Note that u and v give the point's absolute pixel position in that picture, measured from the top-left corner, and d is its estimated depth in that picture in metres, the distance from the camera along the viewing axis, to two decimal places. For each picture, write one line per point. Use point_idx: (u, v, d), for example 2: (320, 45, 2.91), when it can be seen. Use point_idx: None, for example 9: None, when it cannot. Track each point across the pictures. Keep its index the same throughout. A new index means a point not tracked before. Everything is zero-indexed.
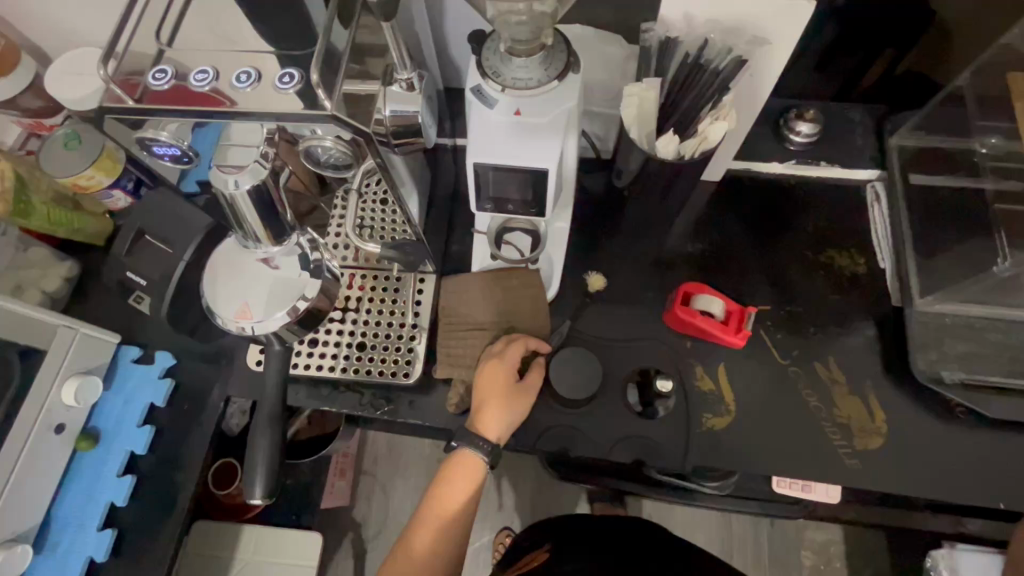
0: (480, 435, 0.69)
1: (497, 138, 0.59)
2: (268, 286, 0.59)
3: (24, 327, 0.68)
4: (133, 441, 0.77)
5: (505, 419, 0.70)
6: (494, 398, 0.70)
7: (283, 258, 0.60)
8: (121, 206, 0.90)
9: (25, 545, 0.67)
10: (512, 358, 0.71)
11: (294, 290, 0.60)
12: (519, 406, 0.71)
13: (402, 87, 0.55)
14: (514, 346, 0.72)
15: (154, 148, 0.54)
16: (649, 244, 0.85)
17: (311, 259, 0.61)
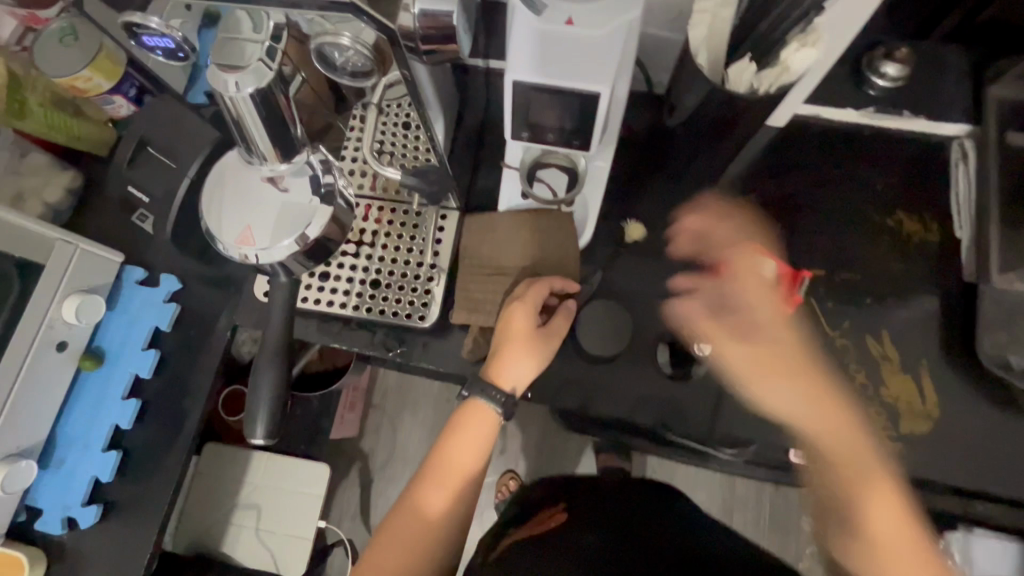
0: (494, 383, 0.64)
1: (543, 52, 0.50)
2: (275, 210, 0.53)
3: (22, 240, 0.65)
4: (138, 363, 0.74)
5: (522, 365, 0.64)
6: (512, 342, 0.64)
7: (291, 179, 0.53)
8: (124, 115, 0.83)
9: (29, 460, 0.66)
10: (533, 301, 0.65)
11: (302, 216, 0.53)
12: (539, 353, 0.65)
13: None
14: (536, 287, 0.65)
15: (143, 37, 0.46)
16: (697, 192, 0.76)
17: (323, 182, 0.54)
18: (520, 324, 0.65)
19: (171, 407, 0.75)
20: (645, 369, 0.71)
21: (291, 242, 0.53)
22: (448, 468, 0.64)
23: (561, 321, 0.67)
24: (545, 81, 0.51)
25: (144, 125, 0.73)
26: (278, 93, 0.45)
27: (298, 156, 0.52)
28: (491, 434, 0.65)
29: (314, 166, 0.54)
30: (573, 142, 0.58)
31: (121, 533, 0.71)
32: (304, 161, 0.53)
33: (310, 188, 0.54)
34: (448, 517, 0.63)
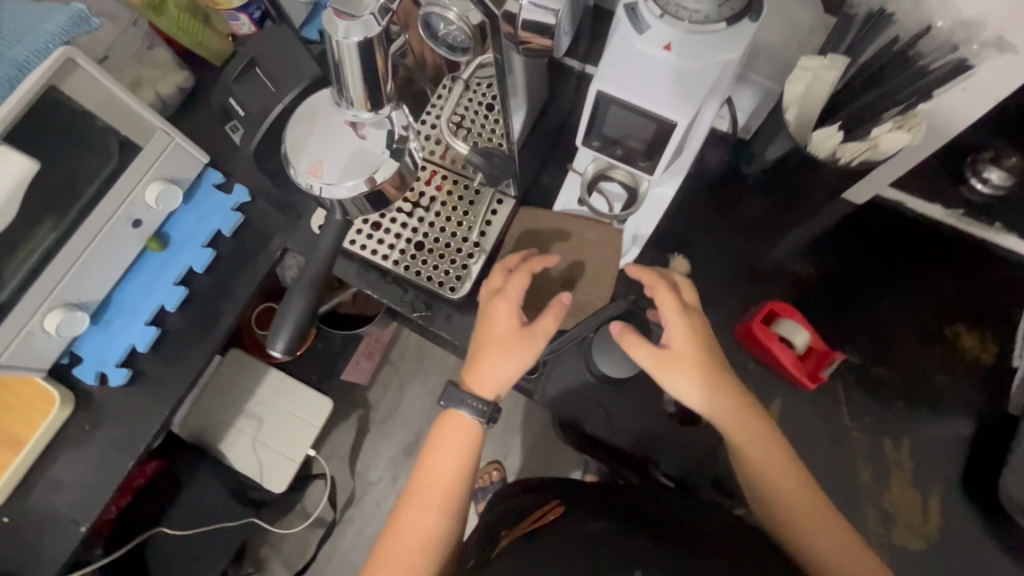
0: (473, 389, 0.64)
1: (632, 69, 0.51)
2: (349, 153, 0.57)
3: (131, 122, 0.70)
4: (195, 257, 0.81)
5: (501, 364, 0.63)
6: (492, 340, 0.64)
7: (370, 128, 0.57)
8: (243, 33, 0.90)
9: (83, 313, 0.74)
10: (514, 293, 0.65)
11: (371, 160, 0.57)
12: (520, 349, 0.63)
13: None
14: (517, 277, 0.65)
15: None
16: (752, 246, 0.75)
17: (397, 139, 0.58)
18: (503, 321, 0.65)
19: (213, 305, 0.82)
20: (651, 402, 0.74)
21: (357, 184, 0.57)
22: (430, 470, 0.65)
23: (551, 321, 0.64)
24: (628, 99, 0.51)
25: (258, 47, 0.79)
26: (379, 49, 0.48)
27: (382, 109, 0.55)
28: (473, 435, 0.65)
29: (392, 120, 0.57)
30: (641, 164, 0.59)
31: (141, 402, 0.77)
32: (387, 117, 0.57)
33: (384, 141, 0.57)
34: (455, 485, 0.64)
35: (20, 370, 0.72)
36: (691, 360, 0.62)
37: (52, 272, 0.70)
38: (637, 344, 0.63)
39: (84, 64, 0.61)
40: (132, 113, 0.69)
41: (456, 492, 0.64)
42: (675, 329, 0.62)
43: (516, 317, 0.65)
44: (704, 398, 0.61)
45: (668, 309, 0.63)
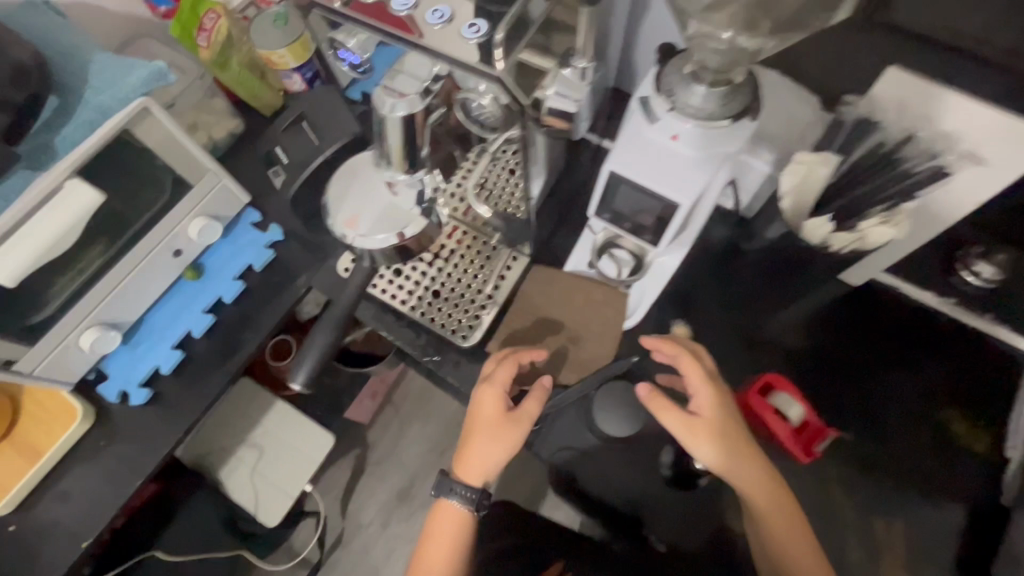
0: (461, 478, 0.68)
1: (643, 153, 0.57)
2: (383, 208, 0.65)
3: (188, 163, 0.77)
4: (225, 289, 0.86)
5: (484, 453, 0.67)
6: (480, 422, 0.68)
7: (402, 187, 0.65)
8: (294, 89, 0.99)
9: (117, 333, 0.79)
10: (501, 378, 0.69)
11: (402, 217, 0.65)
12: (504, 438, 0.67)
13: (573, 73, 0.57)
14: (504, 365, 0.69)
15: (340, 52, 0.65)
16: (746, 315, 0.78)
17: (427, 198, 0.65)
18: (489, 403, 0.68)
19: (235, 335, 0.86)
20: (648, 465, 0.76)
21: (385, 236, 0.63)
22: (430, 552, 0.72)
23: (533, 406, 0.68)
24: (637, 180, 0.57)
25: (306, 104, 0.87)
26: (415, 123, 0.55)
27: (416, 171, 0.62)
28: (463, 519, 0.71)
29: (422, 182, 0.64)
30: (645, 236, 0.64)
31: (157, 425, 0.81)
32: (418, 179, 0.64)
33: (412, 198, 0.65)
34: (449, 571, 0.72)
35: (51, 383, 0.76)
36: (722, 428, 0.64)
37: (94, 292, 0.75)
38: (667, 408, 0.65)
39: (157, 114, 0.69)
40: (189, 155, 0.76)
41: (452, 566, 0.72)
42: (703, 398, 0.65)
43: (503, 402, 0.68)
44: (733, 466, 0.64)
45: (694, 378, 0.66)
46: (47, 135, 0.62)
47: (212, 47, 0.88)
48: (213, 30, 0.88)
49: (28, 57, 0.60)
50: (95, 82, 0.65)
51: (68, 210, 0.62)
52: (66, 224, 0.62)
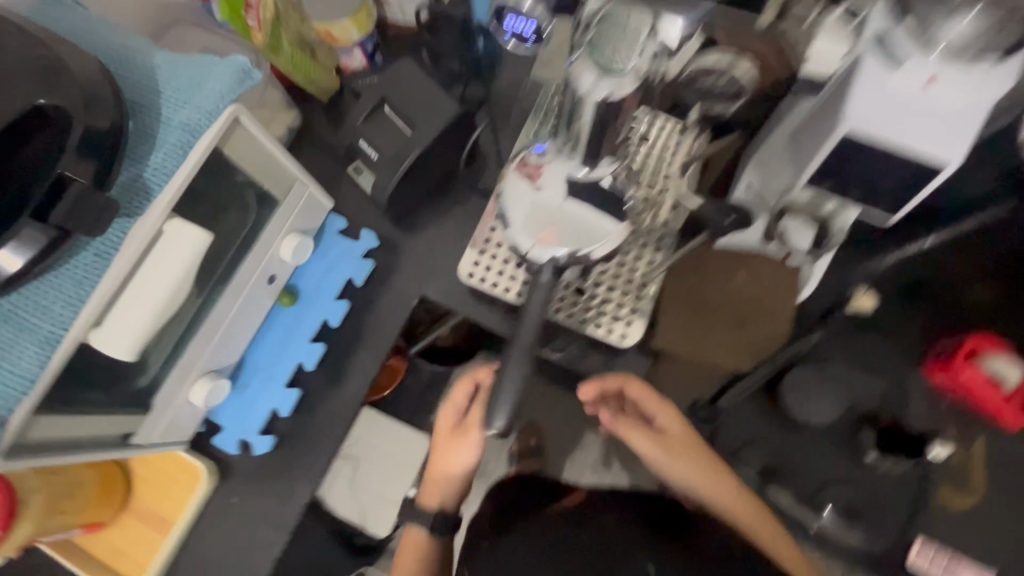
0: (425, 502, 0.72)
1: (884, 106, 0.46)
2: (549, 208, 0.50)
3: (274, 174, 0.66)
4: (330, 310, 0.76)
5: (441, 453, 0.69)
6: (437, 438, 0.70)
7: (578, 189, 0.51)
8: (352, 67, 0.84)
9: (226, 380, 0.69)
10: (460, 395, 0.68)
11: (575, 228, 0.50)
12: (451, 437, 0.68)
13: (841, 18, 0.50)
14: (461, 384, 0.68)
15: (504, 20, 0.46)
16: (925, 263, 0.70)
17: (621, 203, 0.51)
18: (445, 415, 0.69)
19: (348, 362, 0.77)
20: (842, 457, 0.69)
21: (541, 248, 0.49)
22: None
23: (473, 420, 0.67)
24: (882, 138, 0.47)
25: (385, 86, 0.74)
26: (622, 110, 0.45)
27: (599, 168, 0.51)
28: (425, 541, 0.74)
29: (605, 187, 0.51)
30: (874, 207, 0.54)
31: (284, 472, 0.73)
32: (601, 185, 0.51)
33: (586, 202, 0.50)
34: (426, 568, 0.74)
35: (165, 447, 0.67)
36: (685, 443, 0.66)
37: (195, 341, 0.65)
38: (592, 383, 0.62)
39: (245, 122, 0.56)
40: (275, 164, 0.65)
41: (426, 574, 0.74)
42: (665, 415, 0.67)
43: (455, 413, 0.69)
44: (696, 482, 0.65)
45: (654, 402, 0.66)
46: (136, 168, 0.50)
47: (263, 28, 0.73)
48: (260, 6, 0.73)
49: (99, 77, 0.47)
50: (171, 90, 0.52)
51: (182, 256, 0.51)
52: (181, 273, 0.52)
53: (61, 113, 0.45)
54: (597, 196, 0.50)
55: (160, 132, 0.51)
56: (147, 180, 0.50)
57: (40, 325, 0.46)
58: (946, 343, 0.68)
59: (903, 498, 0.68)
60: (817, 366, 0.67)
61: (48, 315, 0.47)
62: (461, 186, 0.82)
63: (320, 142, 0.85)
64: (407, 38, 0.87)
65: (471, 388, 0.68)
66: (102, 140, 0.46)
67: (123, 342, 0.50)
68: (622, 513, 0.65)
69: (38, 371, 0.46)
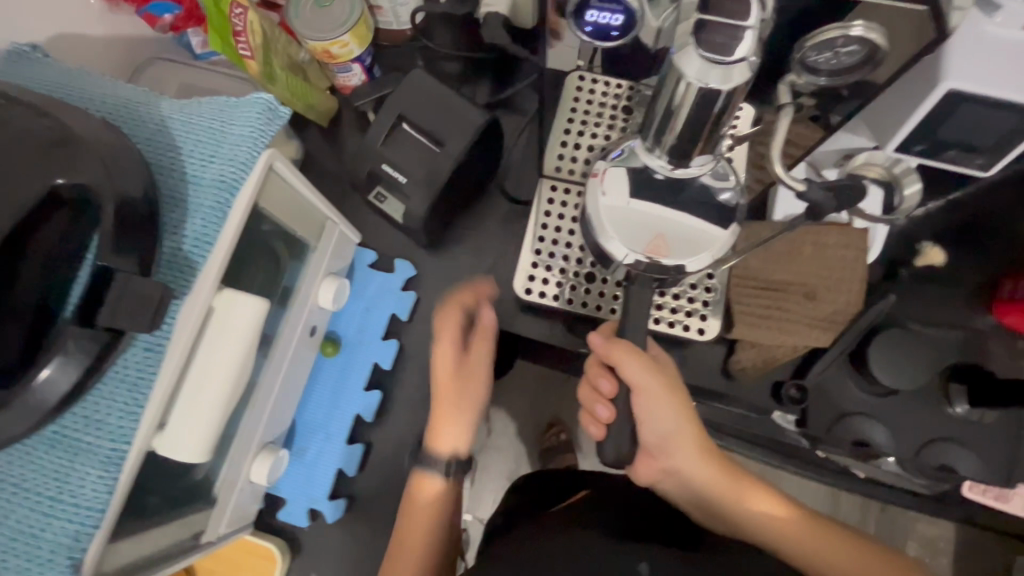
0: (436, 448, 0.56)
1: (988, 57, 0.43)
2: (639, 215, 0.47)
3: (305, 218, 0.60)
4: (379, 353, 0.71)
5: (454, 401, 0.56)
6: (440, 400, 0.57)
7: (653, 189, 0.46)
8: (351, 85, 0.78)
9: (283, 451, 0.64)
10: (451, 324, 0.56)
11: (672, 235, 0.47)
12: (456, 388, 0.56)
13: None
14: (449, 313, 0.56)
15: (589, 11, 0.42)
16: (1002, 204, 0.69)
17: (721, 196, 0.47)
18: (441, 363, 0.56)
19: (407, 404, 0.72)
20: (936, 409, 0.66)
21: (637, 258, 0.47)
22: None
23: (473, 361, 0.57)
24: (987, 95, 0.44)
25: (403, 98, 0.67)
26: (720, 106, 0.37)
27: (688, 167, 0.44)
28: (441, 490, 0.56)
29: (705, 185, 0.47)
30: (974, 162, 0.52)
31: (360, 530, 0.69)
32: (697, 185, 0.47)
33: (670, 204, 0.46)
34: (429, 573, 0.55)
35: (233, 533, 0.63)
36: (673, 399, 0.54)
37: (249, 416, 0.58)
38: (628, 355, 0.50)
39: (278, 167, 0.50)
40: (305, 208, 0.59)
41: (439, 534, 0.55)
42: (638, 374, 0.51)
43: (450, 343, 0.56)
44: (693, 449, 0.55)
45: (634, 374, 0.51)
46: (173, 241, 0.43)
47: (257, 56, 0.65)
48: (249, 31, 0.64)
49: (118, 139, 0.40)
50: (193, 143, 0.45)
51: (242, 332, 0.44)
52: (243, 351, 0.45)
53: (81, 191, 0.37)
54: (692, 195, 0.47)
55: (190, 194, 0.44)
56: (188, 254, 0.43)
57: (97, 446, 0.40)
58: (1016, 282, 0.66)
59: (1005, 442, 0.65)
60: (900, 330, 0.65)
61: (103, 431, 0.40)
62: (490, 197, 0.77)
63: (328, 174, 0.80)
64: (404, 45, 0.80)
65: (459, 319, 0.56)
66: (138, 212, 0.38)
67: (193, 444, 0.43)
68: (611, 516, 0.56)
69: (107, 498, 0.39)
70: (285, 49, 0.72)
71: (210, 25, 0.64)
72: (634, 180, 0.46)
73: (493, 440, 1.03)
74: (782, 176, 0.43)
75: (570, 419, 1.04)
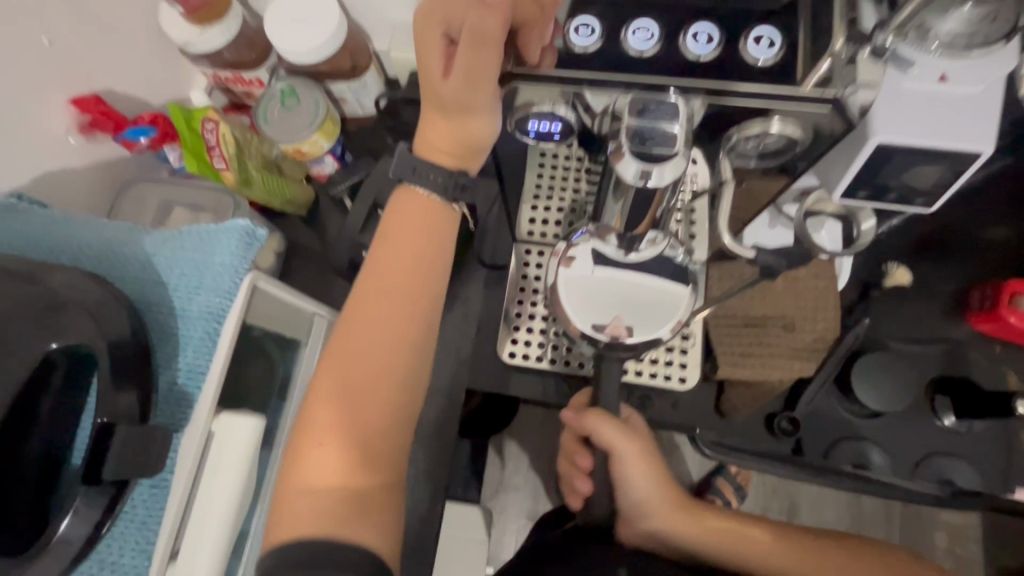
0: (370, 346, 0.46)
1: (912, 112, 0.46)
2: (596, 287, 0.49)
3: (293, 319, 0.63)
4: None
5: (359, 346, 0.46)
6: (384, 285, 0.47)
7: (615, 265, 0.49)
8: (325, 174, 0.80)
9: None
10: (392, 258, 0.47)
11: (632, 310, 0.49)
12: (366, 346, 0.46)
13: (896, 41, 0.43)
14: (417, 211, 0.48)
15: (534, 124, 0.48)
16: (957, 216, 0.72)
17: (680, 263, 0.50)
18: (407, 225, 0.48)
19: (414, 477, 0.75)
20: (927, 423, 0.68)
21: (595, 333, 0.49)
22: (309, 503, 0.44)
23: (464, 91, 0.44)
24: (914, 146, 0.47)
25: (375, 186, 0.70)
26: (665, 188, 0.41)
27: (639, 251, 0.50)
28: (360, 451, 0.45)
29: (664, 255, 0.50)
30: (918, 199, 0.54)
31: None
32: (657, 259, 0.50)
33: (633, 275, 0.49)
34: (375, 329, 0.46)
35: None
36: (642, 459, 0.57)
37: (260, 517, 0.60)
38: (601, 421, 0.52)
39: (262, 284, 0.52)
40: (292, 309, 0.62)
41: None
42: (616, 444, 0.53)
43: (418, 216, 0.48)
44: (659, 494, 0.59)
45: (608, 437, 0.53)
46: (168, 375, 0.45)
47: (232, 165, 0.69)
48: (220, 143, 0.69)
49: (105, 293, 0.42)
50: (178, 278, 0.47)
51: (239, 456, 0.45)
52: (244, 471, 0.46)
53: (74, 350, 0.40)
54: (651, 266, 0.50)
55: (181, 328, 0.46)
56: (183, 386, 0.45)
57: None
58: (983, 291, 0.69)
59: (995, 447, 0.67)
60: (879, 351, 0.67)
61: (119, 572, 0.41)
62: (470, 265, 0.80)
63: (313, 260, 0.83)
64: (371, 128, 0.84)
65: (424, 206, 0.48)
66: (128, 361, 0.41)
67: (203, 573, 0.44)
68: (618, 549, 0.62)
69: None
70: (258, 150, 0.75)
71: (184, 146, 0.70)
72: (596, 254, 0.50)
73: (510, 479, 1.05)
74: (732, 248, 0.50)
75: None
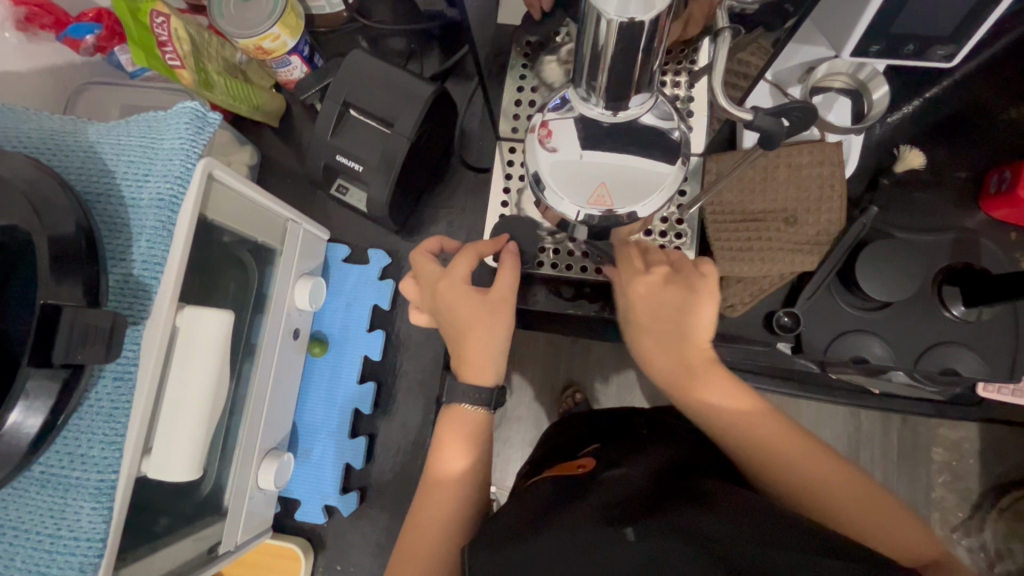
0: (476, 364, 0.50)
1: None
2: (572, 169, 0.44)
3: (264, 224, 0.59)
4: (370, 344, 0.75)
5: None
6: (463, 319, 0.50)
7: (601, 138, 0.43)
8: (293, 79, 0.75)
9: (287, 453, 0.66)
10: (463, 273, 0.51)
11: (616, 181, 0.44)
12: None
13: None
14: (462, 257, 0.51)
15: None
16: (969, 99, 0.68)
17: (674, 136, 0.44)
18: (573, 64, 0.39)
19: (407, 389, 0.76)
20: (934, 316, 0.64)
21: (585, 213, 0.45)
22: None
23: None
24: None
25: (345, 84, 0.65)
26: (646, 39, 0.35)
27: (627, 110, 0.41)
28: None
29: (648, 124, 0.43)
30: (938, 54, 0.49)
31: (380, 518, 0.74)
32: (640, 125, 0.43)
33: (620, 147, 0.43)
34: (487, 326, 0.50)
35: (254, 538, 0.66)
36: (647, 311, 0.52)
37: (246, 426, 0.59)
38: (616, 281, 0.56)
39: (221, 176, 0.49)
40: (261, 212, 0.58)
41: (475, 469, 0.50)
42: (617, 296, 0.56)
43: (435, 264, 0.53)
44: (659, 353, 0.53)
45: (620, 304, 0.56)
46: (122, 268, 0.42)
47: (188, 64, 0.63)
48: (175, 39, 0.61)
49: (41, 176, 0.39)
50: (125, 166, 0.43)
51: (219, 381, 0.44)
52: (216, 367, 0.45)
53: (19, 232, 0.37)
54: (635, 139, 0.43)
55: (131, 217, 0.43)
56: (139, 277, 0.42)
57: (85, 479, 0.40)
58: (1002, 173, 0.64)
59: (1007, 336, 0.64)
60: (890, 240, 0.63)
61: (89, 465, 0.40)
62: (455, 170, 0.78)
63: (289, 175, 0.79)
64: (341, 29, 0.78)
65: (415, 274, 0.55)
66: (72, 248, 0.38)
67: (176, 463, 0.43)
68: (633, 482, 0.44)
69: (103, 527, 0.40)
70: (219, 53, 0.70)
71: (130, 38, 0.60)
72: (582, 124, 0.43)
73: (512, 411, 0.94)
74: (726, 109, 0.39)
75: (584, 376, 0.95)
